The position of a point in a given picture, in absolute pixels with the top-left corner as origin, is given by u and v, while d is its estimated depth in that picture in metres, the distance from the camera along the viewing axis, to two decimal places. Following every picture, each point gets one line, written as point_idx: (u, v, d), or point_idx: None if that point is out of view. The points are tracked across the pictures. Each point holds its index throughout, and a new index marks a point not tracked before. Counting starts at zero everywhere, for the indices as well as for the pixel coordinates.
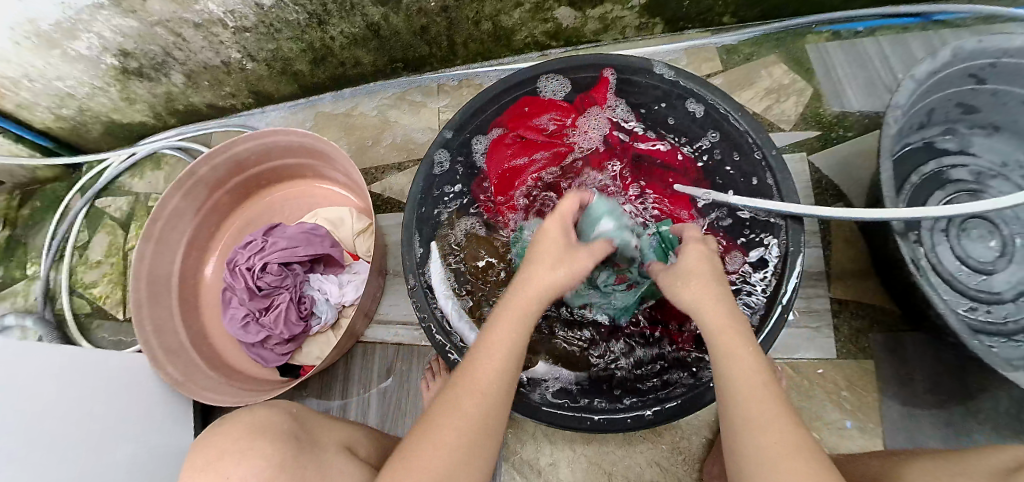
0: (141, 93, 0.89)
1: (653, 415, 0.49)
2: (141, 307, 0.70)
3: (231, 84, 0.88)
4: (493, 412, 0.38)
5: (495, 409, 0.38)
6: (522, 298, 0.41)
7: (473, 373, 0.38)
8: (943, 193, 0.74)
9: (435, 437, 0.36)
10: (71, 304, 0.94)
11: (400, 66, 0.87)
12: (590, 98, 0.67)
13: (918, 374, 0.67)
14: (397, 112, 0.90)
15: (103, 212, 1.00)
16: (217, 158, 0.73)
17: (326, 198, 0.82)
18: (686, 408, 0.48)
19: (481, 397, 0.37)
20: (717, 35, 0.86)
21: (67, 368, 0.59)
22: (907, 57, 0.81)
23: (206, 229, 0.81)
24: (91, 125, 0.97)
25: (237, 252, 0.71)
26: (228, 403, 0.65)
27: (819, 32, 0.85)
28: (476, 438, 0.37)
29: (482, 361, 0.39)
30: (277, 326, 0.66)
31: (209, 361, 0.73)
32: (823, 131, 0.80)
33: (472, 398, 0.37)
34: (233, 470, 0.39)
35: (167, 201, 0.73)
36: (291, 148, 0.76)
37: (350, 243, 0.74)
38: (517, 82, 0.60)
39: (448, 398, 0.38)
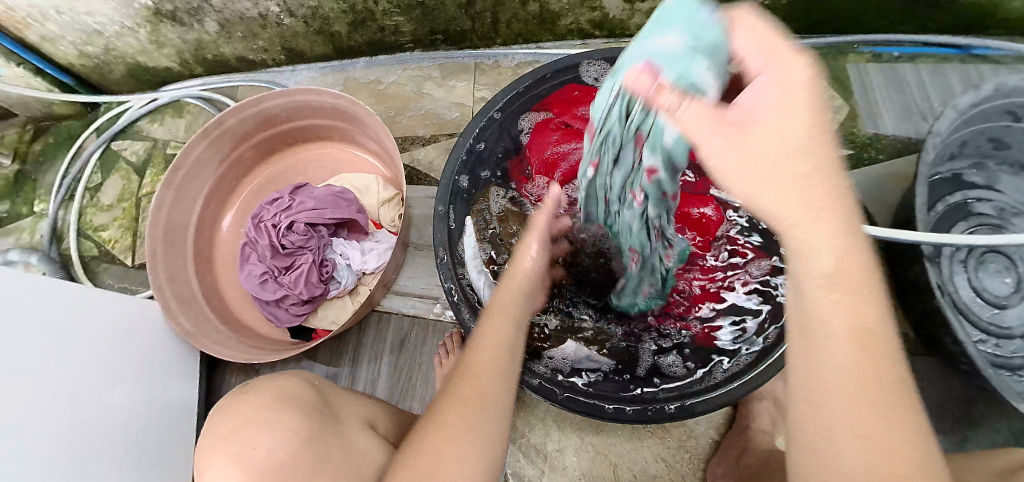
0: (171, 37, 0.87)
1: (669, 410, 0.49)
2: (157, 254, 0.69)
3: (264, 38, 0.86)
4: (494, 394, 0.37)
5: (497, 392, 0.38)
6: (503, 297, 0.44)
7: (474, 357, 0.39)
8: (965, 225, 0.74)
9: (453, 414, 0.36)
10: (78, 245, 0.92)
11: (438, 38, 0.85)
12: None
13: (926, 399, 0.67)
14: (430, 85, 0.88)
15: (118, 156, 0.99)
16: (247, 110, 0.72)
17: (352, 164, 0.80)
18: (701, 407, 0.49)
19: (482, 378, 0.38)
20: None
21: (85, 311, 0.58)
22: (943, 88, 0.79)
23: (228, 183, 0.79)
24: (115, 65, 0.95)
25: (263, 208, 0.70)
26: (240, 359, 0.64)
27: (861, 52, 0.82)
28: (489, 419, 0.36)
29: (480, 349, 0.40)
30: (297, 286, 0.65)
31: (221, 315, 0.73)
32: (855, 151, 0.79)
33: (481, 368, 0.39)
34: (263, 441, 0.38)
35: (192, 148, 0.71)
36: (323, 110, 0.74)
37: (375, 211, 0.72)
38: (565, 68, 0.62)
39: (453, 383, 0.38)
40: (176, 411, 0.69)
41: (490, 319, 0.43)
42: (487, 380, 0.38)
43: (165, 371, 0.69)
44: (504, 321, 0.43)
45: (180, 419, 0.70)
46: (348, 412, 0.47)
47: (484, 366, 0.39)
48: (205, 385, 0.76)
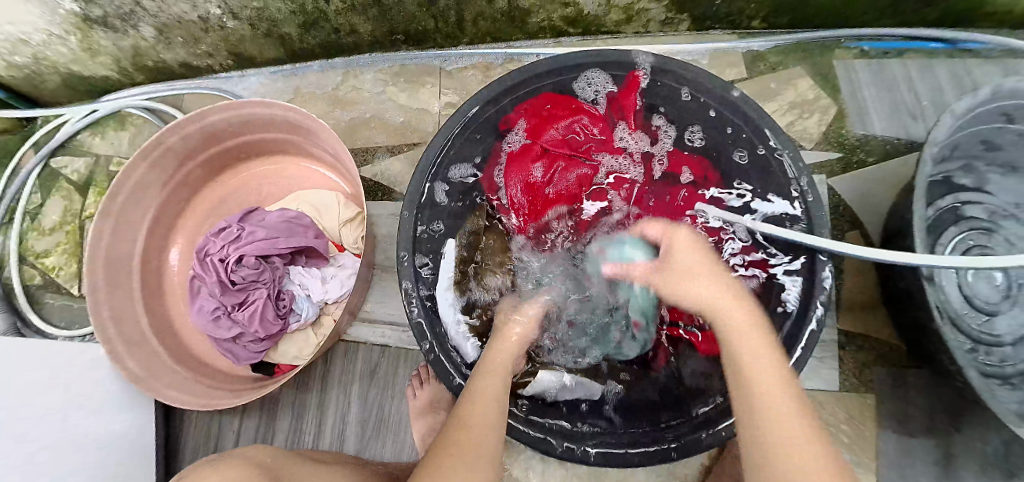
0: (106, 44, 0.79)
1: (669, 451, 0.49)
2: (98, 292, 0.63)
3: (209, 43, 0.78)
4: (483, 429, 0.39)
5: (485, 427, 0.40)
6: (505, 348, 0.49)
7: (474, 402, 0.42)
8: (956, 230, 0.72)
9: (452, 459, 0.36)
10: (20, 275, 0.85)
11: (400, 38, 0.78)
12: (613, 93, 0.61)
13: (914, 413, 0.66)
14: (393, 90, 0.82)
15: (58, 174, 0.90)
16: (189, 127, 0.65)
17: (311, 179, 0.74)
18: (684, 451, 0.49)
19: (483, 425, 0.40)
20: (744, 39, 0.78)
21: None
22: (932, 83, 0.76)
23: (175, 205, 0.73)
24: (47, 75, 0.86)
25: (209, 239, 0.64)
26: (197, 406, 0.59)
27: (847, 48, 0.78)
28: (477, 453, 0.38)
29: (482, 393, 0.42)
30: (252, 324, 0.60)
31: (175, 353, 0.67)
32: (843, 154, 0.75)
33: (476, 413, 0.40)
34: None
35: (131, 172, 0.65)
36: (274, 123, 0.68)
37: (336, 233, 0.67)
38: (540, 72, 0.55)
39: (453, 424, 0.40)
40: (137, 458, 0.64)
41: (485, 379, 0.44)
42: (479, 430, 0.39)
43: (118, 417, 0.63)
44: (497, 373, 0.46)
45: (145, 464, 0.66)
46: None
47: (488, 417, 0.40)
48: (165, 425, 0.71)
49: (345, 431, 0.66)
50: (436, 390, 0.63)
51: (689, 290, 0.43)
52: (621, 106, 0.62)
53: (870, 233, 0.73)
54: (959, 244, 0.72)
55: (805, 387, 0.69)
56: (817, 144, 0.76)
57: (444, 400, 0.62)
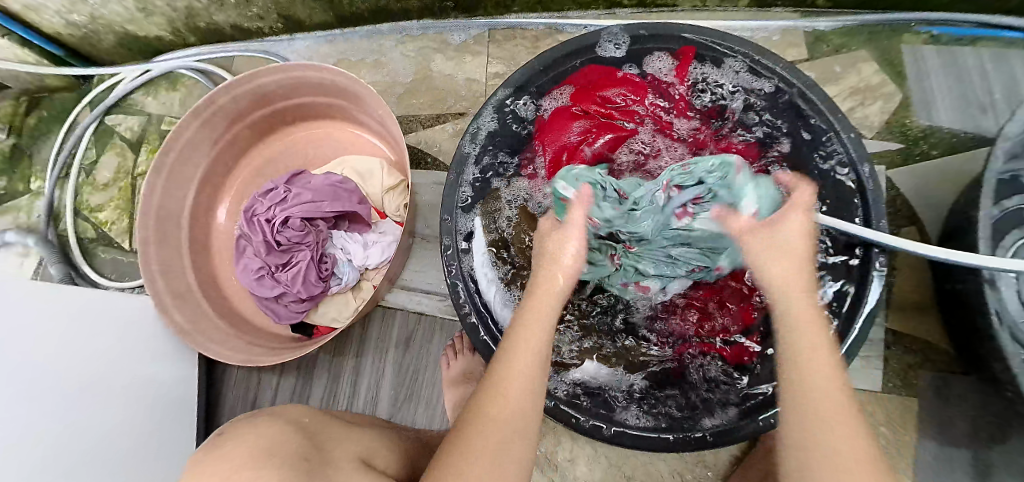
0: (160, 4, 0.80)
1: (703, 437, 0.46)
2: (149, 245, 0.65)
3: (259, 5, 0.79)
4: (525, 399, 0.34)
5: (527, 396, 0.34)
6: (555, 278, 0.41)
7: (515, 366, 0.35)
8: (1021, 234, 0.67)
9: (482, 436, 0.32)
10: (74, 226, 0.89)
11: (449, 6, 0.77)
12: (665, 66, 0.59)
13: (964, 420, 0.63)
14: (437, 59, 0.81)
15: (112, 132, 0.94)
16: (239, 88, 0.66)
17: (355, 145, 0.75)
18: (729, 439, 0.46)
19: (530, 390, 0.35)
20: (808, 17, 0.74)
21: (37, 307, 0.53)
22: (1008, 76, 0.70)
23: (223, 165, 0.75)
24: (104, 35, 0.88)
25: (256, 199, 0.65)
26: (240, 361, 0.61)
27: (918, 33, 0.72)
28: (522, 422, 0.34)
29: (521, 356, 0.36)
30: (294, 284, 0.61)
31: (219, 308, 0.69)
32: (906, 145, 0.71)
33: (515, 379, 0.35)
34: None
35: (184, 130, 0.66)
36: (322, 86, 0.68)
37: (378, 200, 0.67)
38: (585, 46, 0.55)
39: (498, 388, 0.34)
40: (181, 406, 0.67)
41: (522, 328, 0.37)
42: (518, 395, 0.34)
43: (164, 367, 0.66)
44: (543, 322, 0.38)
45: (188, 413, 0.68)
46: (340, 449, 0.39)
47: (521, 381, 0.35)
48: (206, 377, 0.74)
49: (377, 395, 0.68)
50: (469, 360, 0.63)
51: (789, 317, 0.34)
52: (674, 79, 0.60)
53: (930, 230, 0.69)
54: (1022, 249, 0.67)
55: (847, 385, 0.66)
56: (880, 133, 0.72)
57: (476, 370, 0.63)
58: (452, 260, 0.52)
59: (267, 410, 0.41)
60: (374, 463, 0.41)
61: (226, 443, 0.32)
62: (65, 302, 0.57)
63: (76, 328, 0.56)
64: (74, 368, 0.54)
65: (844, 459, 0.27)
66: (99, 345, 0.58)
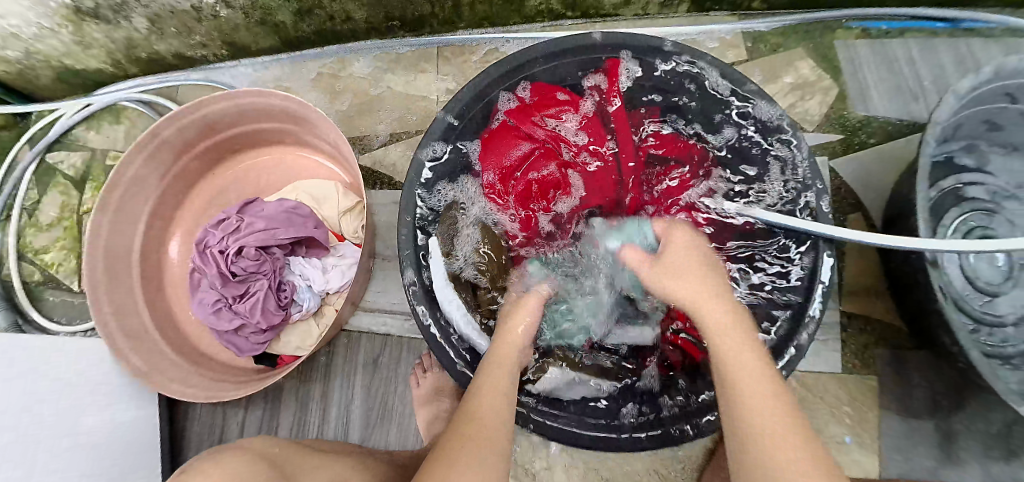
0: (97, 36, 0.77)
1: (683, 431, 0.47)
2: (98, 287, 0.62)
3: (202, 33, 0.77)
4: (495, 425, 0.39)
5: (497, 419, 0.40)
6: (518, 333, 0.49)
7: (483, 407, 0.40)
8: (958, 211, 0.71)
9: (463, 453, 0.36)
10: (19, 271, 0.85)
11: (395, 24, 0.77)
12: (602, 78, 0.61)
13: (918, 391, 0.66)
14: (390, 77, 0.81)
15: (54, 169, 0.90)
16: (185, 119, 0.64)
17: (310, 168, 0.74)
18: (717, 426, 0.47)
19: (501, 422, 0.40)
20: (745, 20, 0.77)
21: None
22: (934, 64, 0.75)
23: (173, 197, 0.72)
24: (39, 70, 0.85)
25: (209, 231, 0.63)
26: (200, 398, 0.59)
27: (849, 28, 0.77)
28: (493, 457, 0.37)
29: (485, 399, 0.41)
30: (253, 315, 0.60)
31: (178, 347, 0.67)
32: (845, 135, 0.75)
33: (488, 416, 0.40)
34: None
35: (128, 165, 0.64)
36: (272, 113, 0.67)
37: (336, 223, 0.66)
38: (529, 59, 0.53)
39: (475, 408, 0.40)
40: (141, 451, 0.64)
41: (498, 368, 0.45)
42: (492, 428, 0.39)
43: (124, 411, 0.63)
44: (501, 369, 0.45)
45: (150, 456, 0.65)
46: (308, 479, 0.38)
47: (489, 411, 0.40)
48: (168, 418, 0.71)
49: (349, 420, 0.67)
50: (439, 378, 0.63)
51: (677, 287, 0.44)
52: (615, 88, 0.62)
53: (872, 214, 0.72)
54: (961, 225, 0.71)
55: (807, 370, 0.68)
56: (819, 126, 0.76)
57: (447, 387, 0.62)
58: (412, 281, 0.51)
59: (236, 443, 0.40)
60: None
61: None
62: (9, 345, 0.53)
63: (22, 377, 0.52)
64: (30, 424, 0.51)
65: (777, 437, 0.32)
66: (45, 395, 0.54)
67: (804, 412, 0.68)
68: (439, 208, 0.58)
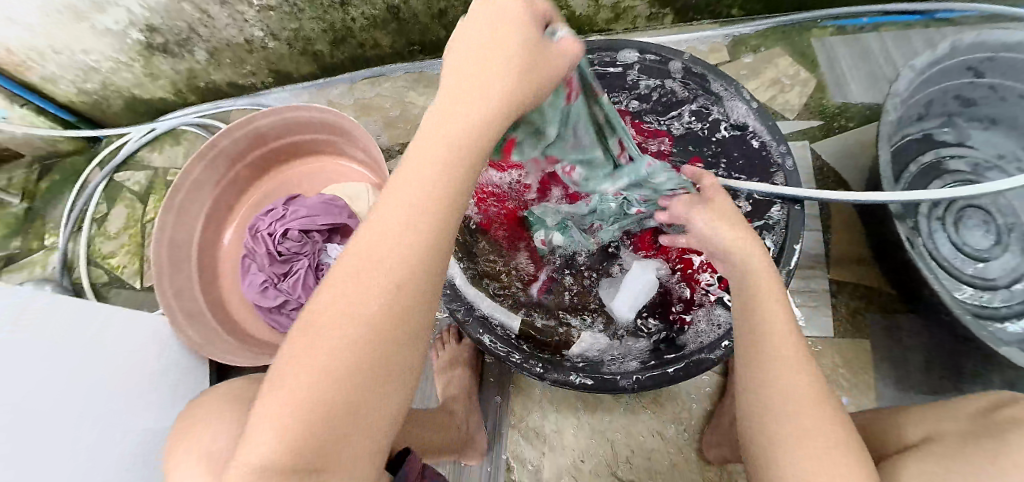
0: (164, 69, 0.91)
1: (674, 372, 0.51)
2: (163, 276, 0.72)
3: (252, 63, 0.91)
4: (350, 351, 0.24)
5: (354, 339, 0.24)
6: (412, 212, 0.25)
7: (331, 317, 0.25)
8: (941, 183, 0.75)
9: (285, 406, 0.24)
10: (88, 273, 0.96)
11: (416, 49, 0.89)
12: None
13: (911, 355, 0.69)
14: (412, 94, 0.93)
15: (121, 186, 1.03)
16: (239, 131, 0.76)
17: (345, 174, 0.84)
18: (702, 366, 0.51)
19: (364, 337, 0.25)
20: (725, 27, 0.86)
21: (66, 329, 0.56)
22: (910, 52, 0.82)
23: (227, 201, 0.83)
24: (113, 100, 0.99)
25: (258, 219, 0.73)
26: (247, 363, 0.68)
27: (825, 27, 0.85)
28: (340, 392, 0.24)
29: (347, 303, 0.25)
30: (295, 291, 0.68)
31: (228, 328, 0.76)
32: (826, 121, 0.81)
33: (331, 338, 0.24)
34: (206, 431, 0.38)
35: (190, 170, 0.76)
36: (315, 124, 0.78)
37: (365, 216, 0.76)
38: None
39: (322, 322, 0.25)
40: None
41: (377, 223, 0.26)
42: (345, 354, 0.24)
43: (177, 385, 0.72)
44: (381, 243, 0.25)
45: None
46: None
47: (353, 325, 0.25)
48: None
49: None
50: (455, 349, 0.69)
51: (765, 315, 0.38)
52: None
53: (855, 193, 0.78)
54: None
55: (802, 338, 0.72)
56: (800, 115, 0.83)
57: (462, 357, 0.68)
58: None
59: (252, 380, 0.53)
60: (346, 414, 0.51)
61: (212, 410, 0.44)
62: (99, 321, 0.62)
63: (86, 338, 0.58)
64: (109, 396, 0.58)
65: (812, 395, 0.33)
66: (121, 371, 0.61)
67: None
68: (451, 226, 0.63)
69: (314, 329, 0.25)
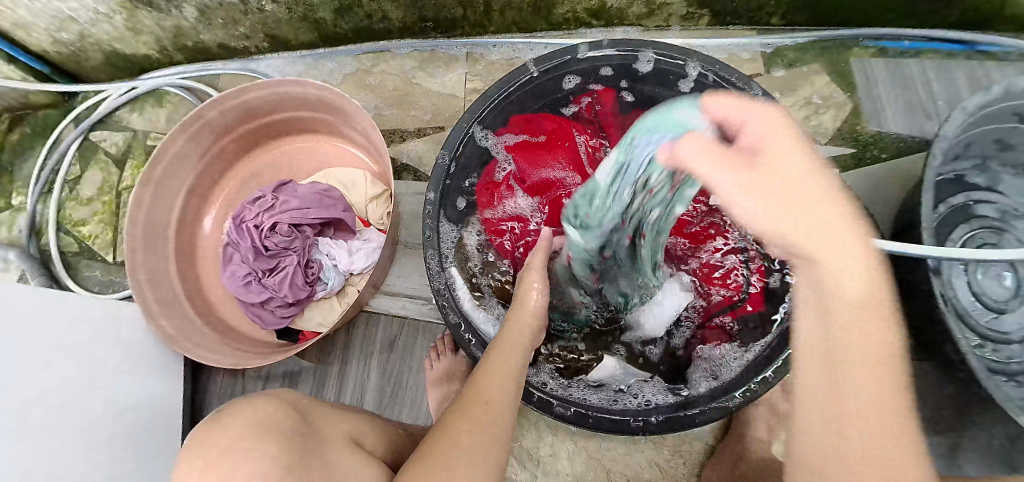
0: (149, 24, 0.83)
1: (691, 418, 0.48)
2: (136, 256, 0.66)
3: (246, 25, 0.82)
4: (489, 406, 0.41)
5: (490, 405, 0.41)
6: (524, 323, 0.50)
7: (482, 392, 0.42)
8: (966, 228, 0.72)
9: (455, 446, 0.37)
10: (58, 241, 0.89)
11: (429, 26, 0.81)
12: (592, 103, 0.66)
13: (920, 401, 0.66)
14: (420, 74, 0.85)
15: (96, 148, 0.95)
16: (228, 102, 0.69)
17: (341, 158, 0.77)
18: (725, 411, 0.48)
19: (490, 412, 0.40)
20: (764, 35, 0.80)
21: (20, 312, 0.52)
22: (949, 84, 0.76)
23: (211, 177, 0.76)
24: (90, 53, 0.90)
25: (244, 206, 0.67)
26: (227, 364, 0.62)
27: (865, 48, 0.78)
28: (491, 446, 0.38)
29: (487, 388, 0.42)
30: (281, 289, 0.63)
31: (205, 318, 0.71)
32: (858, 149, 0.77)
33: (488, 396, 0.41)
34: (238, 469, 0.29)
35: (172, 142, 0.68)
36: (309, 101, 0.71)
37: (362, 208, 0.70)
38: (535, 72, 0.57)
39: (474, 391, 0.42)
40: (160, 414, 0.68)
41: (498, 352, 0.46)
42: (490, 416, 0.40)
43: (146, 375, 0.67)
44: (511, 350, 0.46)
45: (168, 420, 0.69)
46: (331, 427, 0.41)
47: (493, 400, 0.41)
48: (190, 386, 0.75)
49: (364, 396, 0.69)
50: (450, 361, 0.65)
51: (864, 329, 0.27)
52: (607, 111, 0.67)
53: (881, 227, 0.74)
54: (969, 241, 0.72)
55: None
56: (832, 139, 0.78)
57: (459, 371, 0.64)
58: (437, 277, 0.54)
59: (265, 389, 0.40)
60: (363, 444, 0.43)
61: (222, 416, 0.33)
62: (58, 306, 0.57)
63: (17, 310, 0.51)
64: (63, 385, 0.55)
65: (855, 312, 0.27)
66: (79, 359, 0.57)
67: None
68: (455, 238, 0.60)
69: (473, 400, 0.41)
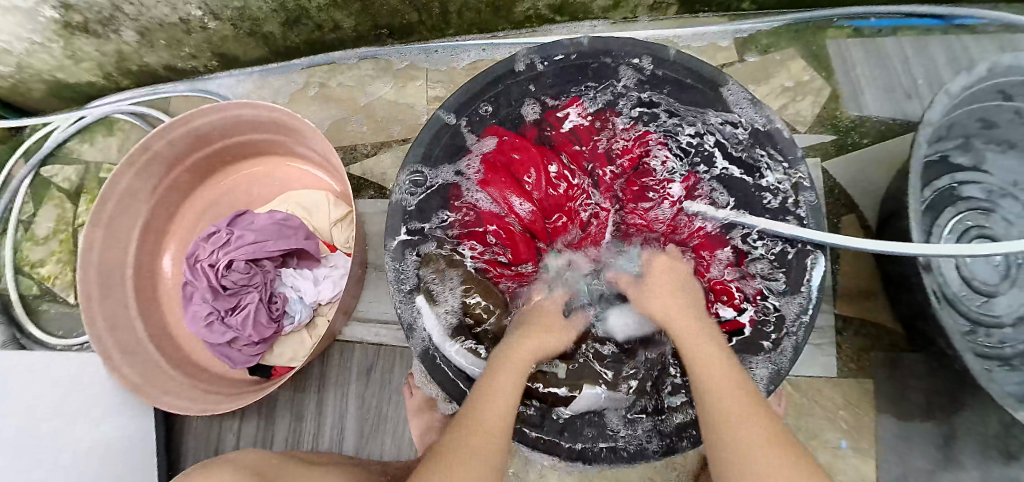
0: (88, 50, 0.77)
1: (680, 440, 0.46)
2: (92, 303, 0.63)
3: (191, 45, 0.77)
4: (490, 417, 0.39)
5: (493, 416, 0.40)
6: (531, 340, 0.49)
7: (485, 411, 0.40)
8: (953, 211, 0.70)
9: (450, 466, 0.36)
10: (16, 285, 0.85)
11: (384, 33, 0.77)
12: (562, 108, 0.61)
13: (913, 393, 0.65)
14: (379, 85, 0.81)
15: (49, 183, 0.90)
16: (174, 131, 0.64)
17: (300, 179, 0.74)
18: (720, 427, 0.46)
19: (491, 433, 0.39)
20: (737, 21, 0.76)
21: None
22: (928, 60, 0.74)
23: (166, 209, 0.73)
24: (31, 84, 0.85)
25: (198, 245, 0.63)
26: (195, 412, 0.60)
27: (840, 27, 0.76)
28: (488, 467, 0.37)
29: (487, 402, 0.40)
30: (245, 328, 0.60)
31: (174, 361, 0.68)
32: (839, 136, 0.74)
33: (489, 415, 0.39)
34: None
35: (118, 179, 0.64)
36: (260, 123, 0.67)
37: (326, 233, 0.66)
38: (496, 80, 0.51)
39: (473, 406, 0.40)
40: (137, 458, 0.65)
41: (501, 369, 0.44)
42: (491, 436, 0.39)
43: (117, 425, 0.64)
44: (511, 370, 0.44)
45: (147, 468, 0.66)
46: None
47: (492, 416, 0.40)
48: (165, 430, 0.72)
49: (344, 430, 0.67)
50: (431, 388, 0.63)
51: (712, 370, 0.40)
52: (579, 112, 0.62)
53: (865, 216, 0.72)
54: (957, 226, 0.70)
55: (801, 374, 0.67)
56: (812, 127, 0.75)
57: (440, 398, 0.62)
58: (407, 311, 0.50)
59: (223, 459, 0.42)
60: None
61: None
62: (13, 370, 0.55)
63: None
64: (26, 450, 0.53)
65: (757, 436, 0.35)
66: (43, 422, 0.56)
67: (799, 417, 0.68)
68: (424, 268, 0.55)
69: (468, 422, 0.39)
